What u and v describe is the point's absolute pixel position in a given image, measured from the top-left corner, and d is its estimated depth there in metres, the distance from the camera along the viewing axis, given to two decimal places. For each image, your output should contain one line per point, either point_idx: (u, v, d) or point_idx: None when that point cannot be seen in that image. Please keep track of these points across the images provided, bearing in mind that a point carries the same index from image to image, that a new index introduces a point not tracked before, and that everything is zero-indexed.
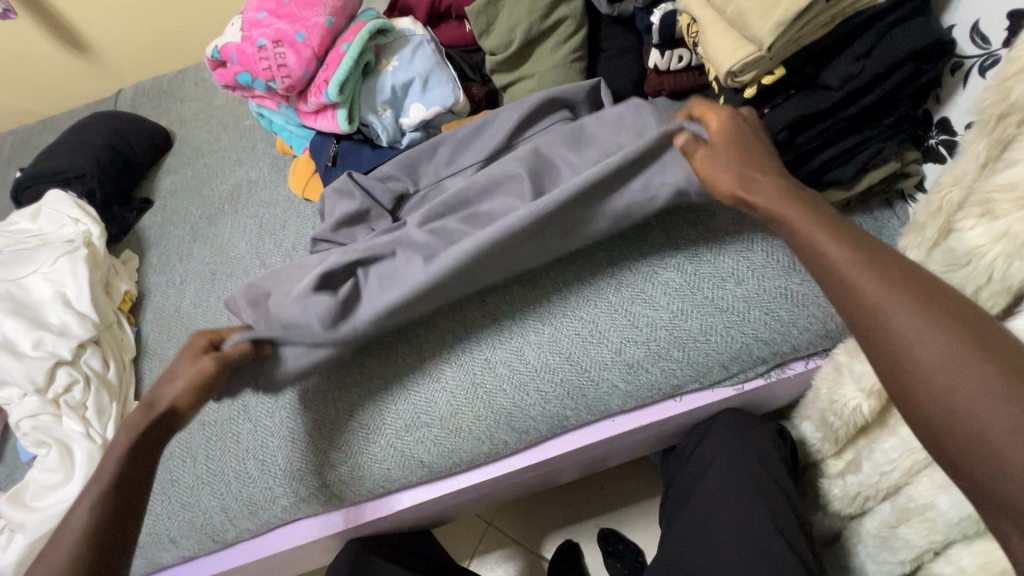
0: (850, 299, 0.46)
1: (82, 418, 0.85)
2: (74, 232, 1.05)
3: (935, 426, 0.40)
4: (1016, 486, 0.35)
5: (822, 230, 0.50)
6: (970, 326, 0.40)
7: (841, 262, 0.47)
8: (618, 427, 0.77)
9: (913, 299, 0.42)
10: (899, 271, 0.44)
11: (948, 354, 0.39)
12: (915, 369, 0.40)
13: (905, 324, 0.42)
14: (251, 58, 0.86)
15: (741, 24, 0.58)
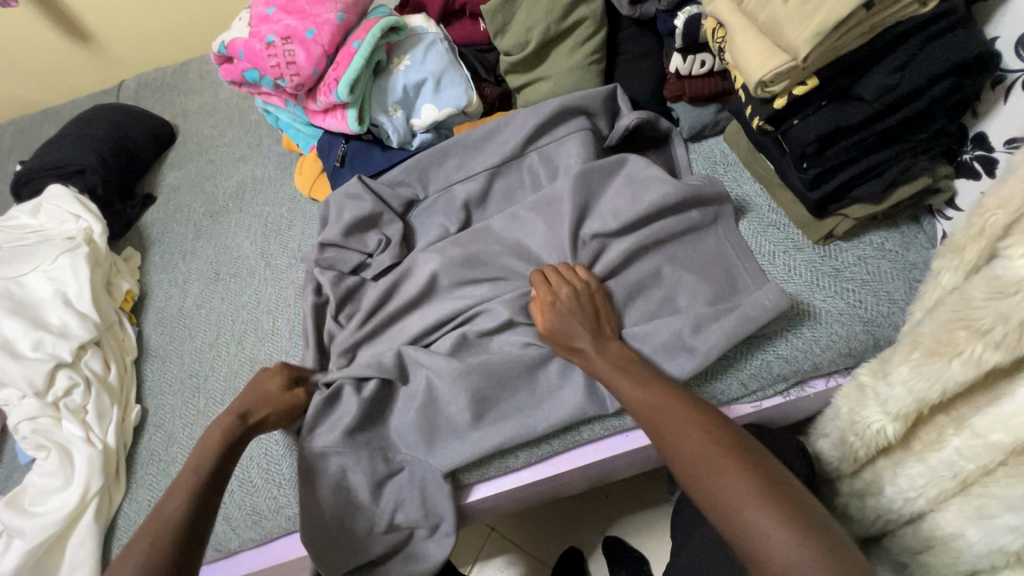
0: (712, 501, 0.50)
1: (83, 422, 0.83)
2: (76, 228, 1.03)
3: (750, 556, 0.47)
4: None
5: (670, 401, 0.58)
6: (772, 480, 0.50)
7: (693, 453, 0.53)
8: (632, 442, 0.75)
9: (729, 456, 0.52)
10: (732, 457, 0.52)
11: (754, 498, 0.48)
12: (728, 509, 0.49)
13: (751, 519, 0.47)
14: (259, 55, 0.83)
15: (775, 32, 0.56)
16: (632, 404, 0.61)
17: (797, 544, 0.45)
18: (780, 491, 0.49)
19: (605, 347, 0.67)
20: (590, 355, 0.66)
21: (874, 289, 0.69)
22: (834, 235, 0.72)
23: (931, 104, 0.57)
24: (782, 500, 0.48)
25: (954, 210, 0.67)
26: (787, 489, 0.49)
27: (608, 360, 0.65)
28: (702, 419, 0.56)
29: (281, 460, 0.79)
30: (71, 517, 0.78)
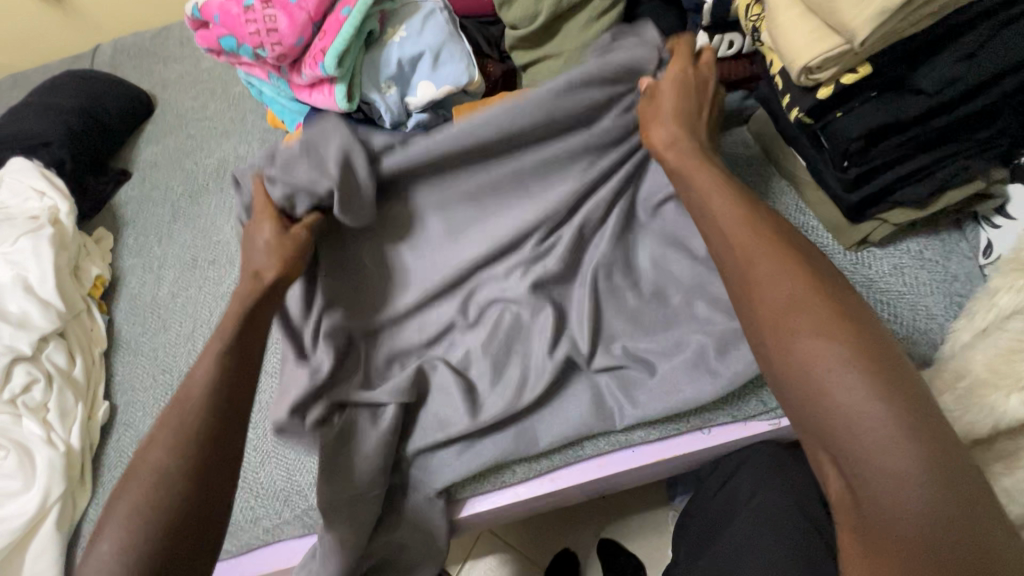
0: (799, 364, 0.42)
1: (43, 420, 0.77)
2: (40, 207, 0.95)
3: (815, 425, 0.40)
4: (887, 496, 0.36)
5: (759, 242, 0.48)
6: (870, 351, 0.40)
7: (792, 314, 0.43)
8: (637, 459, 0.69)
9: (823, 313, 0.43)
10: (841, 322, 0.42)
11: (842, 372, 0.40)
12: (808, 377, 0.41)
13: (839, 390, 0.39)
14: (236, 20, 0.75)
15: (826, 10, 0.48)
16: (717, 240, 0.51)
17: (896, 424, 0.37)
18: (887, 368, 0.39)
19: (682, 142, 0.59)
20: (683, 139, 0.59)
21: (911, 303, 0.63)
22: (870, 241, 0.65)
23: (997, 100, 0.51)
24: (885, 377, 0.39)
25: (1005, 219, 0.60)
26: (898, 367, 0.40)
27: (679, 154, 0.59)
28: (812, 271, 0.46)
29: (259, 467, 0.74)
30: (30, 524, 0.72)
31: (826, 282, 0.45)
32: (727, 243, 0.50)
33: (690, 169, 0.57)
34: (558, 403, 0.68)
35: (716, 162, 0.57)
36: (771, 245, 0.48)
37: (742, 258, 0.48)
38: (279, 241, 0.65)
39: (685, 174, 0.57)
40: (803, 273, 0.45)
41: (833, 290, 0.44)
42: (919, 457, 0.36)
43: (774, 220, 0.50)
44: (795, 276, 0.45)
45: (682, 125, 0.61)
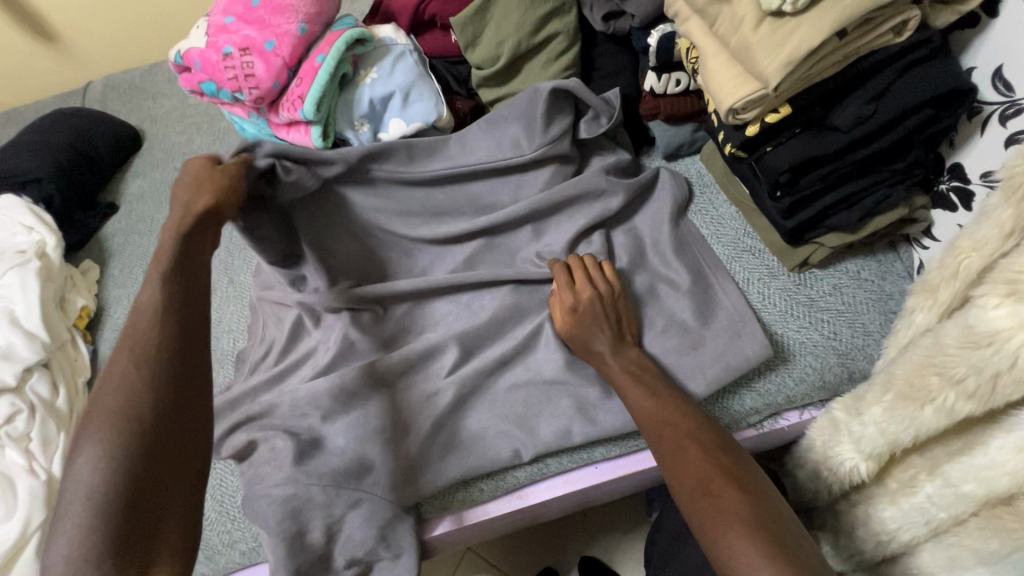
0: (717, 546, 0.48)
1: (26, 450, 0.79)
2: (27, 241, 0.98)
3: (716, 545, 0.49)
4: None
5: (677, 438, 0.56)
6: (748, 492, 0.51)
7: (708, 500, 0.51)
8: (601, 476, 0.72)
9: (726, 478, 0.52)
10: (744, 506, 0.49)
11: (739, 520, 0.48)
12: (711, 510, 0.50)
13: (752, 568, 0.46)
14: (215, 66, 0.79)
15: (746, 58, 0.53)
16: (639, 415, 0.60)
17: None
18: (786, 544, 0.47)
19: (623, 353, 0.66)
20: (601, 348, 0.66)
21: (849, 320, 0.67)
22: (810, 263, 0.70)
23: (906, 136, 0.56)
24: (786, 552, 0.46)
25: (931, 240, 0.65)
26: (789, 534, 0.48)
27: (622, 365, 0.65)
28: (717, 451, 0.54)
29: (235, 491, 0.76)
30: (10, 554, 0.74)
31: (730, 457, 0.54)
32: (650, 431, 0.59)
33: (636, 377, 0.63)
34: (522, 420, 0.70)
35: (644, 360, 0.66)
36: (681, 415, 0.58)
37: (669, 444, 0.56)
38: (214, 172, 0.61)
39: (620, 389, 0.63)
40: (718, 472, 0.52)
41: (731, 457, 0.54)
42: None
43: (694, 414, 0.59)
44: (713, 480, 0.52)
45: (614, 333, 0.67)
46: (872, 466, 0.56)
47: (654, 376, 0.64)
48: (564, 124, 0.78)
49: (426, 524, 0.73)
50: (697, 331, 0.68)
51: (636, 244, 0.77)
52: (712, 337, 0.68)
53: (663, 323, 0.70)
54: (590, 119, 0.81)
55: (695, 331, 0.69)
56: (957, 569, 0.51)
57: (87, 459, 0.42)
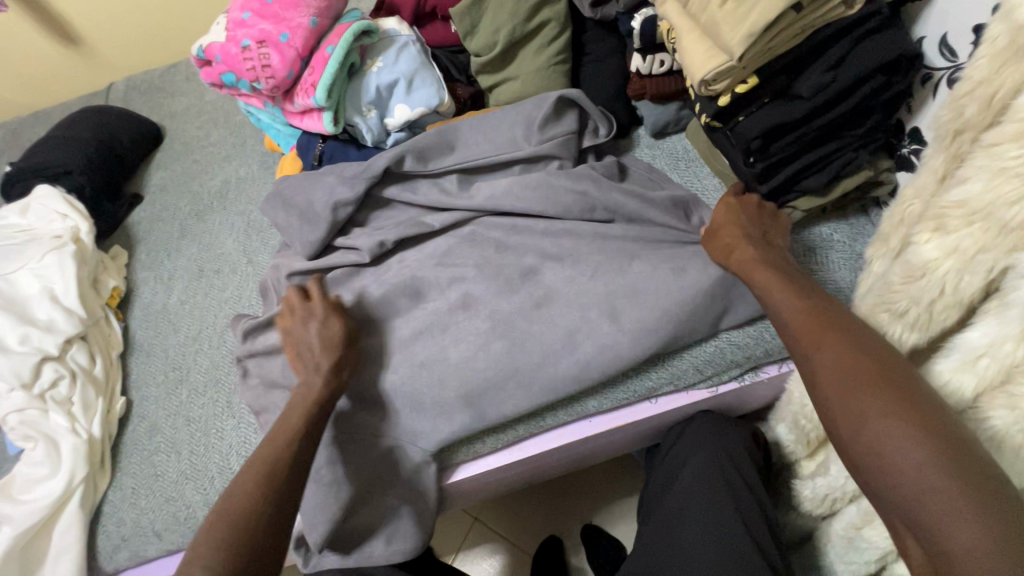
0: (862, 443, 0.47)
1: (69, 413, 0.86)
2: (62, 227, 1.06)
3: (863, 446, 0.47)
4: (938, 522, 0.41)
5: (826, 339, 0.53)
6: (917, 406, 0.46)
7: (858, 398, 0.49)
8: (594, 428, 0.78)
9: (887, 390, 0.48)
10: (914, 414, 0.45)
11: (900, 432, 0.45)
12: (861, 416, 0.48)
13: (912, 470, 0.43)
14: (235, 58, 0.87)
15: (714, 33, 0.59)
16: (787, 320, 0.58)
17: (960, 495, 0.41)
18: (967, 461, 0.42)
19: (776, 259, 0.64)
20: (746, 250, 0.65)
21: (821, 278, 0.72)
22: (786, 226, 0.75)
23: (864, 101, 0.61)
24: (961, 468, 0.42)
25: None
26: (968, 448, 0.43)
27: (767, 264, 0.63)
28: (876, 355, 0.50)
29: (258, 447, 0.83)
30: (57, 505, 0.81)
31: (893, 366, 0.49)
32: (804, 336, 0.56)
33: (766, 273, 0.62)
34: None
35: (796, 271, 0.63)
36: (832, 323, 0.54)
37: (814, 348, 0.54)
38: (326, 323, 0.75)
39: (766, 292, 0.61)
40: (877, 382, 0.48)
41: (900, 367, 0.49)
42: (956, 491, 0.41)
43: (855, 322, 0.54)
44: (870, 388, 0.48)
45: (762, 241, 0.66)
46: None
47: (810, 283, 0.60)
48: (566, 124, 0.85)
49: (446, 471, 0.79)
50: None
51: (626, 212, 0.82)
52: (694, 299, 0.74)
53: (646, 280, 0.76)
54: (591, 131, 0.88)
55: None
56: None
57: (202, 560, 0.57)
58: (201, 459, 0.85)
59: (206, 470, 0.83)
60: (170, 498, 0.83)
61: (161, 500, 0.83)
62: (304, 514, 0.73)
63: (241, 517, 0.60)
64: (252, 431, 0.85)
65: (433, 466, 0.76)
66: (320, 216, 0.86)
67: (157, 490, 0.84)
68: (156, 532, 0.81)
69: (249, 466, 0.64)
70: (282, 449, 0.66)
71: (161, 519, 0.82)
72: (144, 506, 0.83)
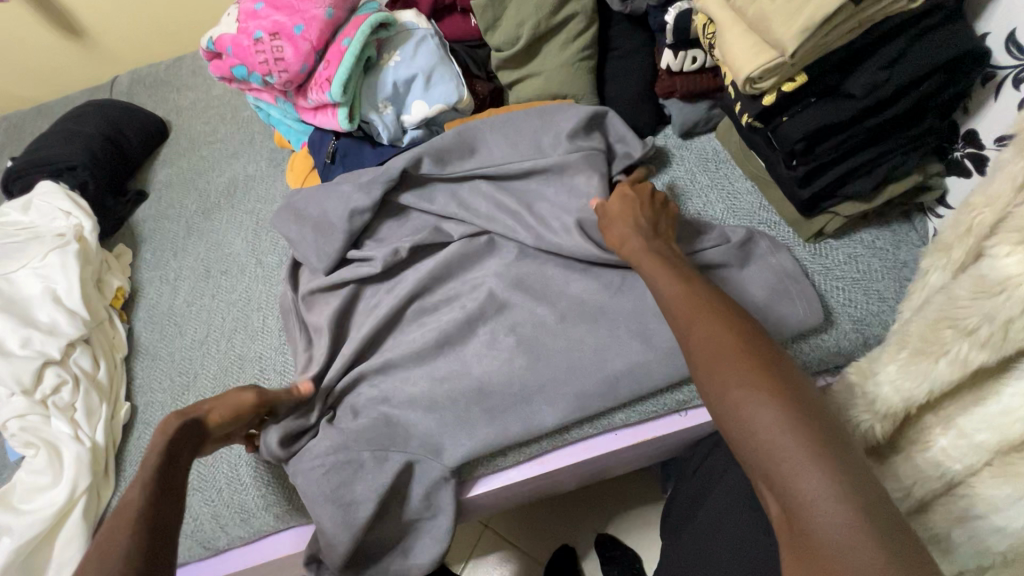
0: (723, 414, 0.46)
1: (71, 419, 0.83)
2: (65, 225, 1.02)
3: (723, 419, 0.46)
4: (797, 485, 0.40)
5: (708, 316, 0.52)
6: (776, 377, 0.46)
7: (722, 365, 0.48)
8: (620, 442, 0.75)
9: (738, 362, 0.47)
10: (767, 382, 0.45)
11: (766, 400, 0.44)
12: (718, 387, 0.47)
13: (764, 435, 0.43)
14: (246, 51, 0.83)
15: (763, 28, 0.55)
16: (668, 299, 0.58)
17: (809, 459, 0.40)
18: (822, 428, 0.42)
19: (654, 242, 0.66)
20: (634, 239, 0.67)
21: (864, 287, 0.69)
22: (825, 233, 0.71)
23: (920, 102, 0.57)
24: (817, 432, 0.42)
25: (945, 208, 0.66)
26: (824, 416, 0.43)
27: (652, 249, 0.65)
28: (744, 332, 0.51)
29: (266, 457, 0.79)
30: (59, 516, 0.77)
31: (761, 342, 0.49)
32: (675, 313, 0.56)
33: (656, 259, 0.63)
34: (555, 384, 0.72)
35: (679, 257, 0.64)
36: (712, 301, 0.54)
37: (686, 321, 0.53)
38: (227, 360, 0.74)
39: (648, 274, 0.63)
40: (732, 354, 0.48)
41: (759, 342, 0.49)
42: (811, 454, 0.40)
43: (716, 301, 0.54)
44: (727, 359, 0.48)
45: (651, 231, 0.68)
46: (887, 426, 0.57)
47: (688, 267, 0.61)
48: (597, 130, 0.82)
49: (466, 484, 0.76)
50: None
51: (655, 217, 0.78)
52: None
53: None
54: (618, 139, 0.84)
55: None
56: (970, 525, 0.51)
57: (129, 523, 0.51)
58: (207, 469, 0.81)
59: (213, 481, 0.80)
60: None
61: None
62: (319, 529, 0.70)
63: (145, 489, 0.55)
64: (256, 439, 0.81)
65: (456, 481, 0.73)
66: (335, 218, 0.83)
67: None
68: None
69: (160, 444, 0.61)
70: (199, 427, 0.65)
71: None
72: None
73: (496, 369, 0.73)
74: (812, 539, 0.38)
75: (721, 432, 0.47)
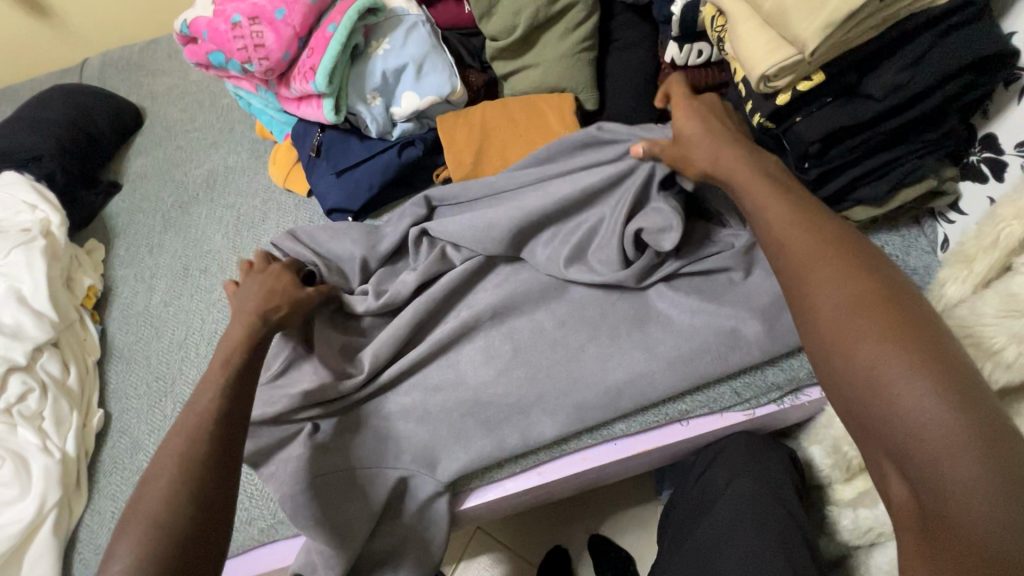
0: (862, 378, 0.42)
1: (39, 429, 0.78)
2: (31, 219, 0.96)
3: (858, 383, 0.43)
4: (945, 468, 0.37)
5: (839, 266, 0.47)
6: (930, 349, 0.41)
7: (853, 319, 0.44)
8: (620, 452, 0.72)
9: (886, 325, 0.43)
10: (922, 353, 0.41)
11: (918, 371, 0.40)
12: (855, 347, 0.43)
13: (914, 408, 0.39)
14: (224, 36, 0.77)
15: (780, 23, 0.52)
16: (768, 244, 0.53)
17: (969, 445, 0.37)
18: (984, 414, 0.38)
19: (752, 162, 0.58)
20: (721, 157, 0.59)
21: None
22: None
23: (941, 104, 0.54)
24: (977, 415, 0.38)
25: (958, 213, 0.64)
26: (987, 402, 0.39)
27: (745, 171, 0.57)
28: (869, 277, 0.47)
29: (250, 471, 0.76)
30: (26, 532, 0.73)
31: (908, 305, 0.44)
32: (785, 263, 0.51)
33: (756, 182, 0.56)
34: (555, 393, 0.69)
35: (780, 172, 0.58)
36: (838, 250, 0.49)
37: (805, 269, 0.49)
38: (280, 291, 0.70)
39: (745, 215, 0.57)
40: (878, 313, 0.44)
41: (907, 304, 0.44)
42: (968, 439, 0.37)
43: (847, 251, 0.49)
44: (872, 318, 0.44)
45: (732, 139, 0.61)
46: None
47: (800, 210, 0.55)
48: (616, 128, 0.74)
49: (463, 494, 0.73)
50: (715, 308, 0.68)
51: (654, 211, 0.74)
52: (735, 320, 0.67)
53: (684, 297, 0.70)
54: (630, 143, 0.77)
55: (717, 310, 0.68)
56: None
57: (130, 535, 0.50)
58: None
59: None
60: None
61: None
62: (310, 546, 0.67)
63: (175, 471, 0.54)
64: None
65: (449, 494, 0.71)
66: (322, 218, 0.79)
67: None
68: None
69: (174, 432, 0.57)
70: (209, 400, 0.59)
71: None
72: None
73: (492, 378, 0.70)
74: (957, 526, 0.36)
75: (849, 393, 0.43)
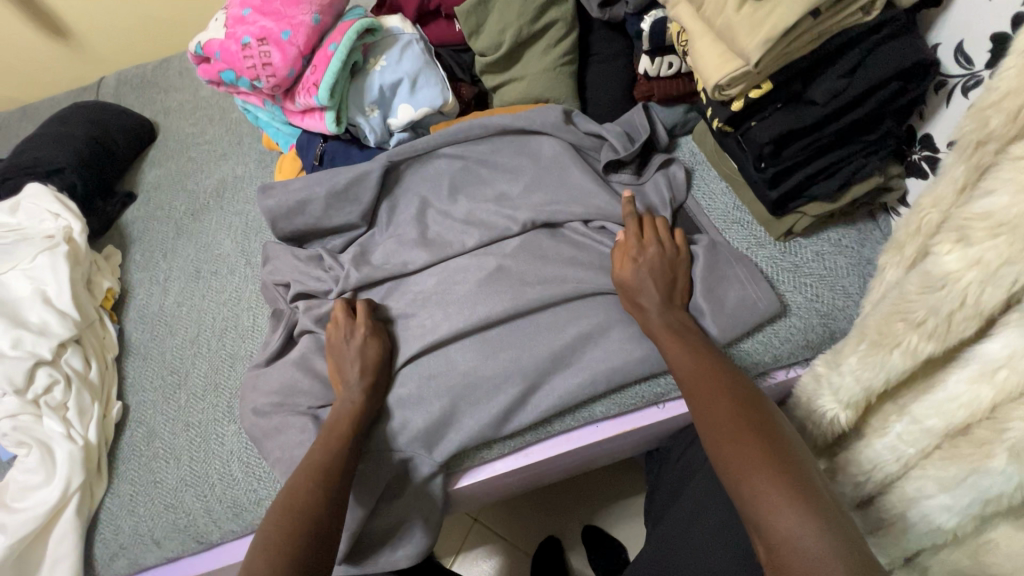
0: (722, 460, 0.54)
1: (64, 418, 0.84)
2: (54, 227, 1.03)
3: (723, 464, 0.54)
4: (779, 533, 0.47)
5: (706, 378, 0.61)
6: (769, 440, 0.53)
7: (722, 421, 0.56)
8: (600, 433, 0.78)
9: (742, 423, 0.55)
10: (764, 441, 0.53)
11: (755, 450, 0.52)
12: (718, 436, 0.55)
13: (755, 480, 0.50)
14: (234, 56, 0.85)
15: (730, 38, 0.58)
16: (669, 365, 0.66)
17: (795, 511, 0.47)
18: (809, 489, 0.49)
19: (668, 312, 0.69)
20: (651, 311, 0.69)
21: (830, 284, 0.72)
22: (794, 232, 0.74)
23: (878, 108, 0.61)
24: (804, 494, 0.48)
25: (906, 208, 0.70)
26: (814, 484, 0.49)
27: (666, 322, 0.68)
28: (740, 396, 0.58)
29: (259, 457, 0.82)
30: (52, 514, 0.79)
31: (760, 407, 0.57)
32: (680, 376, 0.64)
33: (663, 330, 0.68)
34: (540, 379, 0.75)
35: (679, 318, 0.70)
36: (712, 367, 0.62)
37: (689, 382, 0.62)
38: (365, 349, 0.76)
39: (660, 342, 0.67)
40: (736, 410, 0.57)
41: (761, 408, 0.57)
42: (791, 504, 0.48)
43: (718, 366, 0.62)
44: (733, 414, 0.56)
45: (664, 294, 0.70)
46: (850, 415, 0.60)
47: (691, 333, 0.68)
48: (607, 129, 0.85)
49: (459, 474, 0.79)
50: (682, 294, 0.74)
51: (615, 202, 0.83)
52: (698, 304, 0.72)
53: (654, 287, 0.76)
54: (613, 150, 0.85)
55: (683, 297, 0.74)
56: (922, 504, 0.54)
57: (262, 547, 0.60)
58: (200, 466, 0.83)
59: (207, 477, 0.82)
60: (169, 505, 0.81)
61: (161, 508, 0.82)
62: None
63: (310, 496, 0.64)
64: (244, 444, 0.83)
65: (442, 475, 0.76)
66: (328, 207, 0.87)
67: (155, 498, 0.83)
68: (155, 540, 0.80)
69: (299, 474, 0.66)
70: (322, 451, 0.68)
71: (159, 527, 0.80)
72: (142, 513, 0.82)
73: (478, 365, 0.75)
74: None
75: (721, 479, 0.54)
